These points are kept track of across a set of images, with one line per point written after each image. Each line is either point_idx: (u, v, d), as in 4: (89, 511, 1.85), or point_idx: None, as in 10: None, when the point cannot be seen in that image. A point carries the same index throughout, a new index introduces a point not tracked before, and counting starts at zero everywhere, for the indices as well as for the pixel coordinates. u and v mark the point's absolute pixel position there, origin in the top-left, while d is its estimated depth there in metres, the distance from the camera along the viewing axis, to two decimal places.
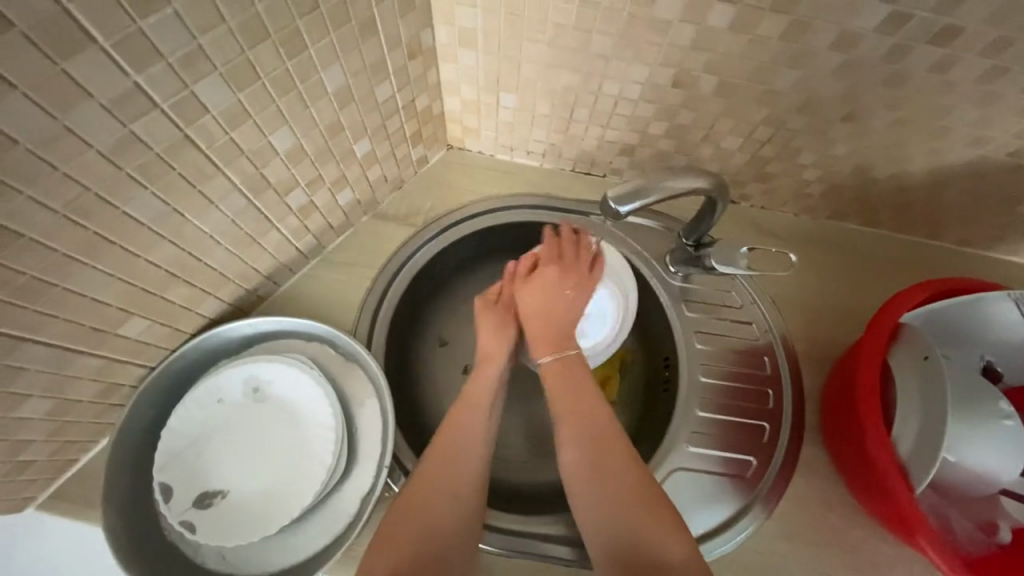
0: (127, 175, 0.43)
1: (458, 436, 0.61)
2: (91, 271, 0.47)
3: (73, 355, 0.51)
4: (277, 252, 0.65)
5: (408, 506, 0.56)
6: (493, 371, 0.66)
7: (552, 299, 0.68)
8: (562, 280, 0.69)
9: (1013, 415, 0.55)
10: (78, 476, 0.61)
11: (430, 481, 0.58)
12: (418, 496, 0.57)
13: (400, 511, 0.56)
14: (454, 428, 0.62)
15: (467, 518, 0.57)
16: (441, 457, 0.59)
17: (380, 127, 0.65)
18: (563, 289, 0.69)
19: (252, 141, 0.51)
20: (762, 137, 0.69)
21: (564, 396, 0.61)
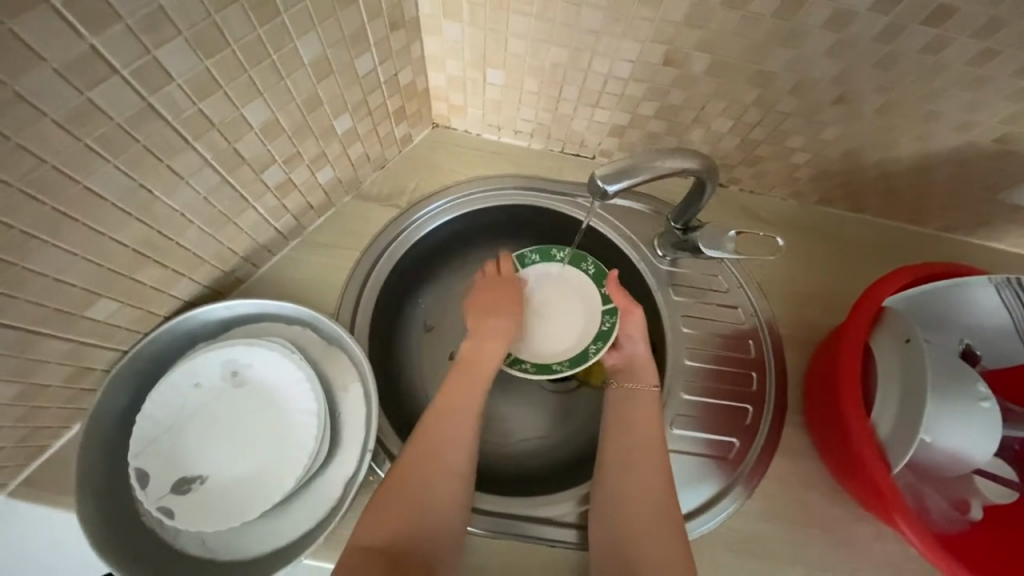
0: (87, 147, 0.41)
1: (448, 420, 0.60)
2: (53, 250, 0.44)
3: (37, 339, 0.49)
4: (255, 232, 0.63)
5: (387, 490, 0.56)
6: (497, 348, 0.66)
7: (641, 339, 0.68)
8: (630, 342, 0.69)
9: (989, 396, 0.56)
10: (50, 462, 0.59)
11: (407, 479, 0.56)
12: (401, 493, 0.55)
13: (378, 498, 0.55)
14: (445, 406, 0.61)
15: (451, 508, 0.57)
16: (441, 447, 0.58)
17: (362, 102, 0.63)
18: (635, 342, 0.69)
19: (223, 114, 0.48)
20: (752, 119, 0.68)
21: (628, 398, 0.66)
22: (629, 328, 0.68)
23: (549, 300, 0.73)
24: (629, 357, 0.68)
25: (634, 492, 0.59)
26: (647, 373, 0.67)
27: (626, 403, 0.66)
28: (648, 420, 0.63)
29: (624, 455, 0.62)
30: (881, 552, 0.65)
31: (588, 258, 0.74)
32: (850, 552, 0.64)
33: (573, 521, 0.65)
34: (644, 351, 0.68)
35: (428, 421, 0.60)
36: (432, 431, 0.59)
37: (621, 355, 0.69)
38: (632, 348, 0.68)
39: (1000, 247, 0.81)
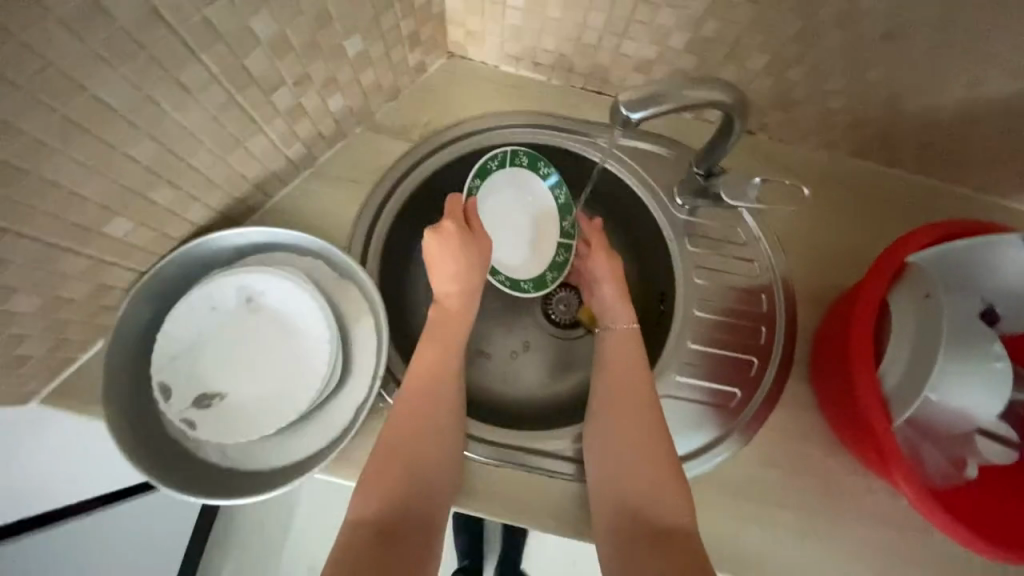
0: (93, 52, 0.39)
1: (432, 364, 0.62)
2: (67, 161, 0.44)
3: (58, 252, 0.49)
4: (266, 158, 0.62)
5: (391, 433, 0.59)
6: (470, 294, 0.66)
7: (609, 279, 0.70)
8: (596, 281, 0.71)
9: (1004, 357, 0.55)
10: (79, 373, 0.62)
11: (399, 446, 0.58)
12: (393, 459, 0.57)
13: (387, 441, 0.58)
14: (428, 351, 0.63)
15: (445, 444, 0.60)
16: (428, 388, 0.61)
17: (374, 21, 0.59)
18: (601, 281, 0.71)
19: (231, 24, 0.46)
20: (791, 56, 0.63)
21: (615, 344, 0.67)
22: (597, 269, 0.71)
23: (513, 223, 0.76)
24: (599, 298, 0.71)
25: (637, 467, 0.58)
26: (624, 312, 0.68)
27: (612, 347, 0.66)
28: (627, 358, 0.65)
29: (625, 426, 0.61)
30: (872, 501, 0.66)
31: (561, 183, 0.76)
32: (841, 500, 0.66)
33: (573, 455, 0.68)
34: (612, 293, 0.69)
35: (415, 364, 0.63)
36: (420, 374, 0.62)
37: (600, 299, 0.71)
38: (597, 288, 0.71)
39: None
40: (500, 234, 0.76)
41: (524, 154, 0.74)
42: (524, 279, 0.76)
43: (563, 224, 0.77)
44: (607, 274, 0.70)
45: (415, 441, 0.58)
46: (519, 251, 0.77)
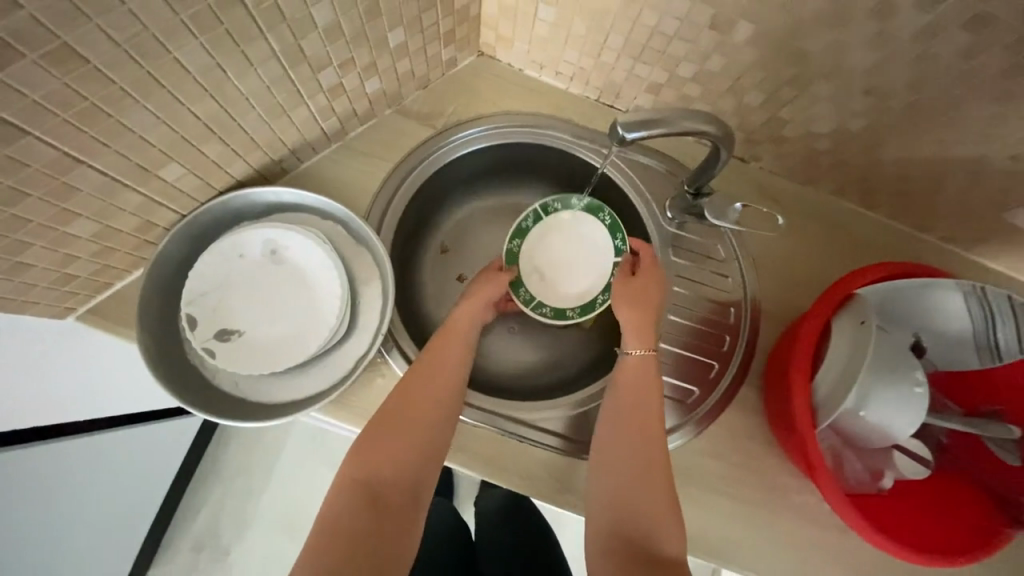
0: (181, 22, 0.46)
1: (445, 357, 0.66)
2: (141, 109, 0.51)
3: (118, 187, 0.56)
4: (303, 127, 0.69)
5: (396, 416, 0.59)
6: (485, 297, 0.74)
7: (626, 305, 0.71)
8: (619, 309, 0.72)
9: (924, 384, 0.64)
10: (114, 297, 0.69)
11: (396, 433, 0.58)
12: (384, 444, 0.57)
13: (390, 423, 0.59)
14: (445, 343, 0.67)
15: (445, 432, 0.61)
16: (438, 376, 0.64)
17: (417, 18, 0.66)
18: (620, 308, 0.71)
19: (295, 10, 0.53)
20: (784, 98, 0.70)
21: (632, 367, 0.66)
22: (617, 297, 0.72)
23: (559, 254, 0.81)
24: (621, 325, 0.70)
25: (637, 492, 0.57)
26: (637, 338, 0.68)
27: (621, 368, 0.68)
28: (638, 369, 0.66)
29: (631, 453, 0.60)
30: (801, 501, 0.75)
31: (605, 208, 0.80)
32: (774, 496, 0.75)
33: (556, 429, 0.74)
34: (627, 315, 0.69)
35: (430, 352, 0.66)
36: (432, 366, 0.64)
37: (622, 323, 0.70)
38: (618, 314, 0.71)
39: (989, 264, 0.85)
40: (555, 271, 0.81)
41: (554, 202, 0.81)
42: (570, 305, 0.79)
43: (615, 242, 0.79)
44: (624, 301, 0.71)
45: (416, 430, 0.59)
46: (570, 275, 0.81)
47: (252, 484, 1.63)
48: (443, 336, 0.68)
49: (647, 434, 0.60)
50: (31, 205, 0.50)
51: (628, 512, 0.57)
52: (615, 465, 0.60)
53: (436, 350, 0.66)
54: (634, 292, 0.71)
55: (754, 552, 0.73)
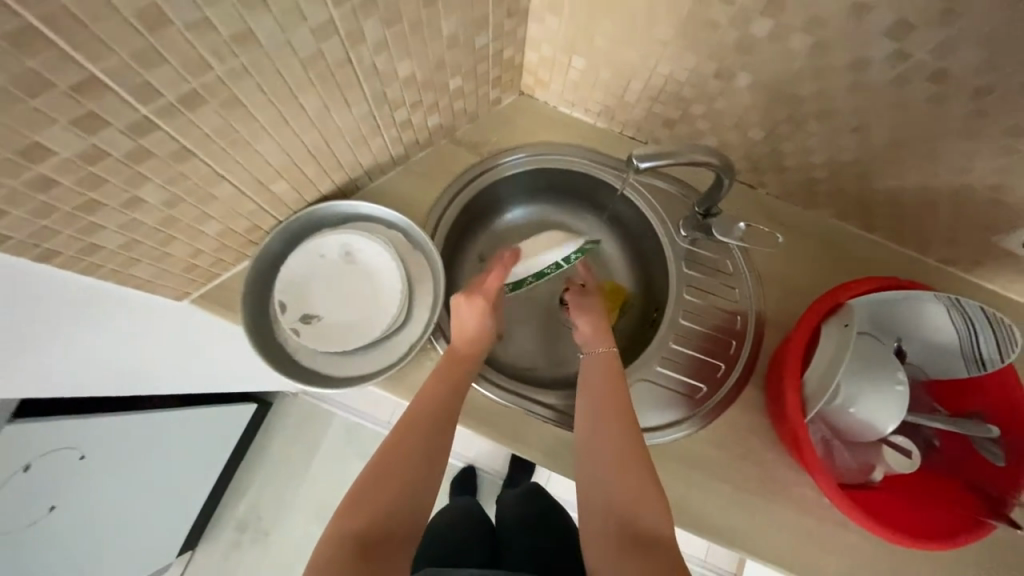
0: (308, 78, 0.62)
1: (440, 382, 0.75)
2: (270, 140, 0.67)
3: (241, 197, 0.73)
4: (376, 153, 0.85)
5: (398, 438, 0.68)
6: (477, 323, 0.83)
7: (587, 318, 0.87)
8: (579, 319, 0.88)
9: (904, 382, 0.71)
10: (220, 285, 0.85)
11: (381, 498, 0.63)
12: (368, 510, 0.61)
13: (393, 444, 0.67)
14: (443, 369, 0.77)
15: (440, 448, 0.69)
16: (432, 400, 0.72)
17: (472, 67, 0.82)
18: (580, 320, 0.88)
19: (385, 65, 0.69)
20: (782, 133, 0.82)
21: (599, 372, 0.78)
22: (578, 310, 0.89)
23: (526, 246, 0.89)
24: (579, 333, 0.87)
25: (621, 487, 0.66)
26: (599, 340, 0.84)
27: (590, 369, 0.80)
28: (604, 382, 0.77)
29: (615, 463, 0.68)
30: (800, 492, 0.83)
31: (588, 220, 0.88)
32: (774, 486, 0.83)
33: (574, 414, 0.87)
34: (587, 326, 0.86)
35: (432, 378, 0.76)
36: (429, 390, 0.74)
37: (581, 334, 0.87)
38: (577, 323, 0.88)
39: (983, 283, 0.92)
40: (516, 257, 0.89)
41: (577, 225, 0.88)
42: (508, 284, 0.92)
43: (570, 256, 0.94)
44: (586, 315, 0.88)
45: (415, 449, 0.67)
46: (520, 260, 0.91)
47: (294, 472, 1.77)
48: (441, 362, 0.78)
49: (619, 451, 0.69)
50: (183, 208, 0.67)
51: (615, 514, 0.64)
52: (594, 473, 0.69)
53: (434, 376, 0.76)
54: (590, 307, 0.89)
55: (754, 535, 0.81)
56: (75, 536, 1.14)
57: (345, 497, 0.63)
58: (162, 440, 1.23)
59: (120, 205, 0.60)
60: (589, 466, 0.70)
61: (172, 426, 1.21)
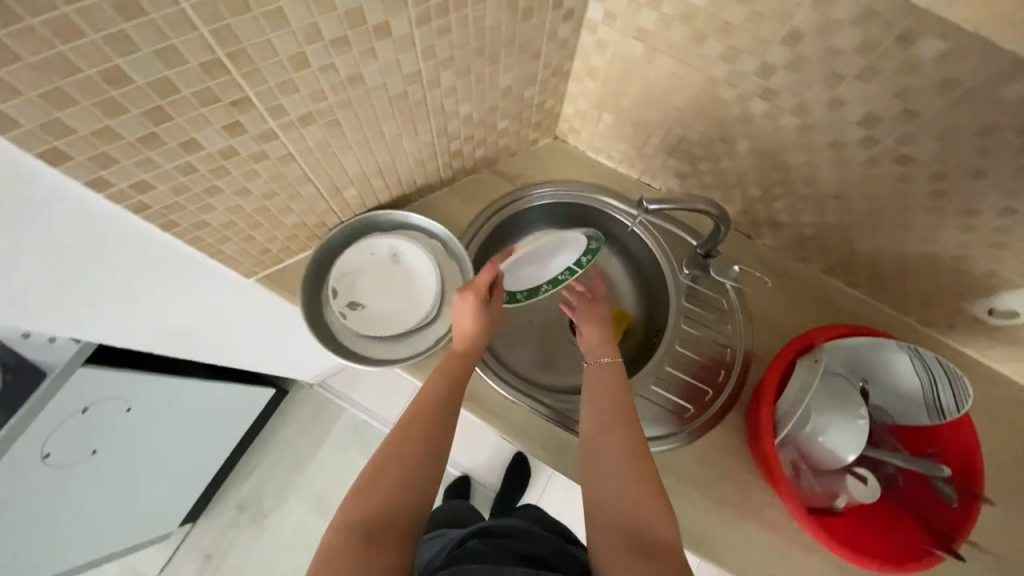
0: (391, 110, 0.78)
1: (439, 383, 0.83)
2: (351, 155, 0.83)
3: (319, 198, 0.88)
4: (430, 173, 1.01)
5: (402, 437, 0.75)
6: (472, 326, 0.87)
7: (595, 328, 0.97)
8: (587, 329, 0.98)
9: (866, 416, 0.80)
10: (283, 270, 0.99)
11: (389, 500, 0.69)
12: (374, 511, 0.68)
13: (397, 442, 0.75)
14: (443, 371, 0.84)
15: (442, 447, 0.76)
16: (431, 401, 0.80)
17: (517, 112, 0.99)
18: (586, 330, 0.98)
19: (449, 105, 0.86)
20: (776, 194, 0.95)
21: (605, 380, 0.88)
22: (587, 318, 0.99)
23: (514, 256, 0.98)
24: (587, 341, 0.97)
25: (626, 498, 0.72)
26: (607, 349, 0.94)
27: (595, 377, 0.89)
28: (605, 393, 0.85)
29: (615, 473, 0.75)
30: (772, 514, 0.91)
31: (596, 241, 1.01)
32: (748, 505, 0.91)
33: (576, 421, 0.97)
34: (596, 336, 0.96)
35: (433, 381, 0.83)
36: (428, 392, 0.81)
37: (587, 341, 0.97)
38: (585, 332, 0.98)
39: (954, 345, 1.02)
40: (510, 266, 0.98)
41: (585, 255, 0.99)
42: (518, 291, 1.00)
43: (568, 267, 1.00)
44: (595, 326, 0.97)
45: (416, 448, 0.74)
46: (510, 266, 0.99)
47: (300, 461, 1.86)
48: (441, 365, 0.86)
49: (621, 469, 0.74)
50: (274, 201, 0.82)
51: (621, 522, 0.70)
52: (596, 479, 0.76)
53: (435, 378, 0.83)
54: (599, 317, 0.99)
55: (726, 547, 0.89)
56: (97, 486, 1.24)
57: (352, 489, 0.70)
58: (190, 409, 1.33)
59: (232, 192, 0.75)
60: (592, 473, 0.77)
61: (200, 395, 1.32)
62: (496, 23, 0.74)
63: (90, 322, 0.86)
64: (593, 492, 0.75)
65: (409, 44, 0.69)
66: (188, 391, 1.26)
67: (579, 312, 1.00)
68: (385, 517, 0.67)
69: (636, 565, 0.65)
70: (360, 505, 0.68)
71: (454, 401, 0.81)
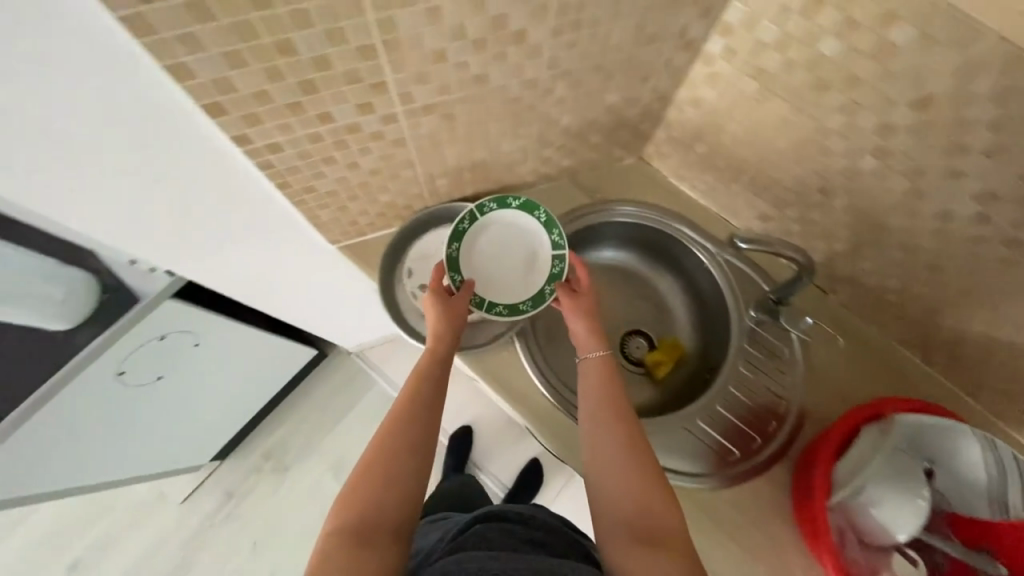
0: (502, 111, 0.82)
1: (419, 376, 0.84)
2: (454, 147, 0.86)
3: (414, 182, 0.92)
4: (517, 174, 1.04)
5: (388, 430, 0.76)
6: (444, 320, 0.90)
7: (578, 318, 0.94)
8: (574, 317, 0.94)
9: (927, 499, 0.77)
10: (364, 242, 1.05)
11: (379, 494, 0.70)
12: (363, 506, 0.68)
13: (383, 437, 0.75)
14: (427, 366, 0.86)
15: (427, 439, 0.77)
16: (414, 394, 0.81)
17: (613, 130, 1.00)
18: (575, 319, 0.94)
19: (554, 114, 0.88)
20: (864, 253, 0.93)
21: (597, 373, 0.87)
22: (569, 307, 0.95)
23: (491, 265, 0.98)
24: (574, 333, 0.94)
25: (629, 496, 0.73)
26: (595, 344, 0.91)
27: (587, 374, 0.88)
28: (593, 388, 0.86)
29: (610, 468, 0.76)
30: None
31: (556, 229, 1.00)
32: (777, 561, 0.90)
33: None
34: (582, 328, 0.93)
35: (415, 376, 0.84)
36: (409, 388, 0.82)
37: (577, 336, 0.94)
38: (571, 322, 0.94)
39: None
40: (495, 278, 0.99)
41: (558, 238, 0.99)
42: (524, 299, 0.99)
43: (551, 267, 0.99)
44: (576, 315, 0.94)
45: (403, 442, 0.75)
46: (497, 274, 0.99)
47: (327, 423, 1.94)
48: (422, 359, 0.87)
49: (619, 468, 0.75)
50: (376, 178, 0.87)
51: (623, 520, 0.71)
52: (598, 476, 0.77)
53: (417, 373, 0.85)
54: (581, 306, 0.94)
55: None
56: (153, 410, 1.32)
57: (343, 490, 0.71)
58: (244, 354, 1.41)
59: (344, 164, 0.80)
60: (593, 469, 0.78)
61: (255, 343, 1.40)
62: (620, 44, 0.76)
63: (188, 261, 0.93)
64: (599, 491, 0.76)
65: (537, 53, 0.72)
66: (246, 336, 1.34)
67: (563, 300, 0.96)
68: (374, 510, 0.68)
69: (641, 560, 0.66)
70: (352, 499, 0.69)
71: (433, 391, 0.83)
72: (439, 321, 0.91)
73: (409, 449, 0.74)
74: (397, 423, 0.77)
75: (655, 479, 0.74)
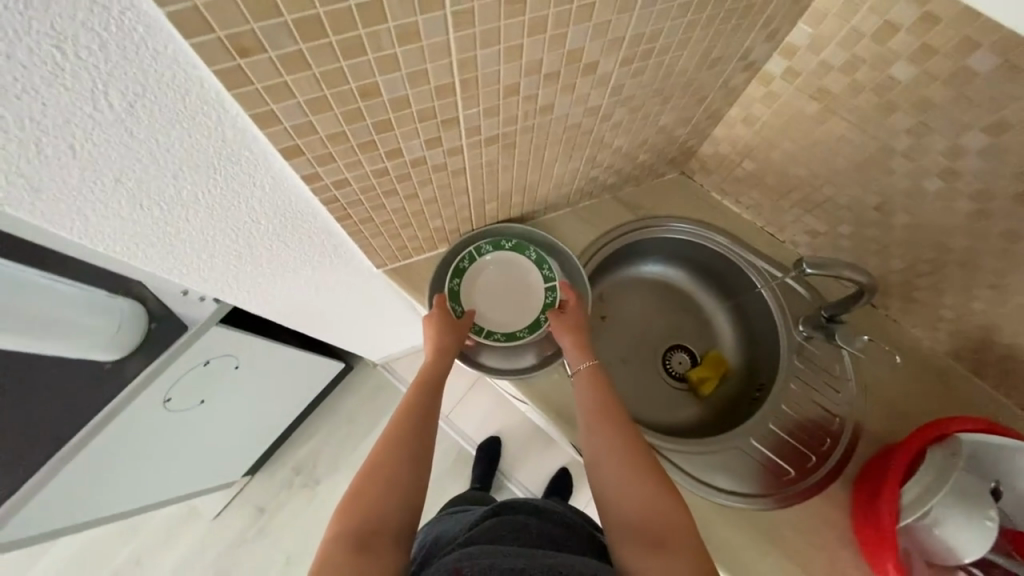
0: (561, 137, 0.80)
1: (419, 386, 0.86)
2: (509, 172, 0.85)
3: (466, 206, 0.91)
4: (563, 194, 1.03)
5: (389, 437, 0.78)
6: (445, 335, 0.92)
7: (567, 333, 0.94)
8: (562, 331, 0.95)
9: (995, 520, 0.76)
10: (410, 266, 1.04)
11: (370, 498, 0.70)
12: (358, 511, 0.69)
13: (384, 443, 0.77)
14: (427, 378, 0.88)
15: (426, 446, 0.78)
16: (416, 403, 0.83)
17: (661, 148, 1.00)
18: (563, 334, 0.95)
19: (609, 136, 0.87)
20: (920, 270, 0.92)
21: (587, 382, 0.88)
22: (558, 323, 0.96)
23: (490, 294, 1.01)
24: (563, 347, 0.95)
25: (630, 498, 0.73)
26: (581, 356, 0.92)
27: (579, 384, 0.89)
28: (584, 396, 0.86)
29: (609, 472, 0.76)
30: None
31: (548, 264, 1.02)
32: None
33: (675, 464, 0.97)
34: (569, 343, 0.93)
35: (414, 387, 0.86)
36: (410, 399, 0.84)
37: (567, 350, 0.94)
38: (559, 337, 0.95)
39: None
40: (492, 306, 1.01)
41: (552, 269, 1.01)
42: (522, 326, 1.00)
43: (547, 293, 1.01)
44: (564, 329, 0.95)
45: (400, 448, 0.76)
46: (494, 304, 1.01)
47: (355, 436, 1.94)
48: (423, 372, 0.89)
49: (616, 471, 0.75)
50: (431, 205, 0.86)
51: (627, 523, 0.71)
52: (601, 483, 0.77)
53: (417, 385, 0.87)
54: (569, 320, 0.95)
55: None
56: (193, 434, 1.32)
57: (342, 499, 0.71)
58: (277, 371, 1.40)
59: (404, 195, 0.79)
60: (597, 476, 0.77)
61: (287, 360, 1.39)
62: (684, 68, 0.75)
63: (235, 291, 0.92)
64: (604, 497, 0.75)
65: (604, 81, 0.70)
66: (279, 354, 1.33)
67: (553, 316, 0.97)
68: (373, 514, 0.68)
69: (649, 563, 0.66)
70: (351, 507, 0.69)
71: (431, 401, 0.85)
72: (437, 335, 0.92)
73: (406, 456, 0.75)
74: (393, 428, 0.79)
75: (652, 477, 0.74)
